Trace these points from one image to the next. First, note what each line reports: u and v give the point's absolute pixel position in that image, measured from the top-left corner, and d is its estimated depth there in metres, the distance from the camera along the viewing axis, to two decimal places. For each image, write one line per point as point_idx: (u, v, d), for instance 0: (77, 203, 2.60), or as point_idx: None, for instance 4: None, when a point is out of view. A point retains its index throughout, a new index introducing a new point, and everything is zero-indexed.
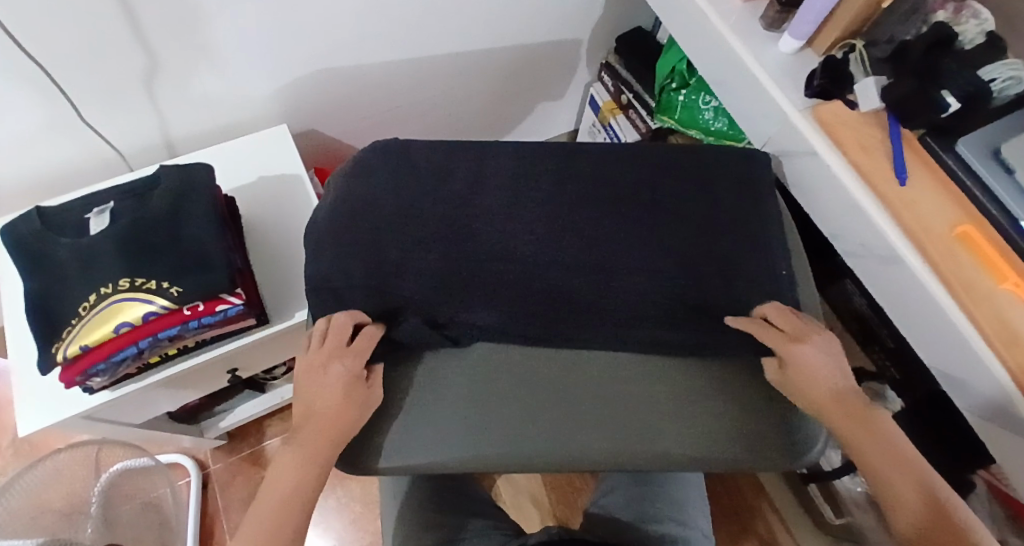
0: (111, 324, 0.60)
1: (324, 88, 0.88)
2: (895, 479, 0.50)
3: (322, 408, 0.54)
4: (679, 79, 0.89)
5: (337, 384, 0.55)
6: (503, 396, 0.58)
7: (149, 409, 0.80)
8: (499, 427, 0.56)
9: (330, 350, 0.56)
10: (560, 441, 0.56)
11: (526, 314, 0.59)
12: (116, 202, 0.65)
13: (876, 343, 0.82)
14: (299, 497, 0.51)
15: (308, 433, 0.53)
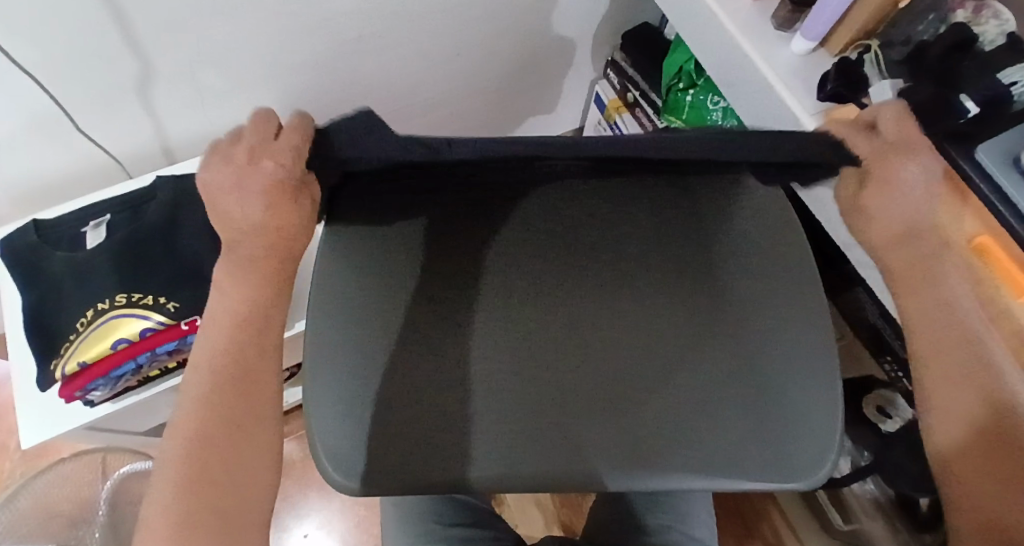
0: (108, 341, 0.59)
1: (322, 90, 0.86)
2: (952, 389, 0.51)
3: (249, 218, 0.44)
4: (686, 79, 0.87)
5: (261, 190, 0.43)
6: (488, 402, 0.54)
7: (151, 418, 0.80)
8: (479, 442, 0.52)
9: (253, 146, 0.43)
10: (556, 458, 0.52)
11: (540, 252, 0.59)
12: (113, 216, 0.65)
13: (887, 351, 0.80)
14: (240, 379, 0.44)
15: (256, 260, 0.45)
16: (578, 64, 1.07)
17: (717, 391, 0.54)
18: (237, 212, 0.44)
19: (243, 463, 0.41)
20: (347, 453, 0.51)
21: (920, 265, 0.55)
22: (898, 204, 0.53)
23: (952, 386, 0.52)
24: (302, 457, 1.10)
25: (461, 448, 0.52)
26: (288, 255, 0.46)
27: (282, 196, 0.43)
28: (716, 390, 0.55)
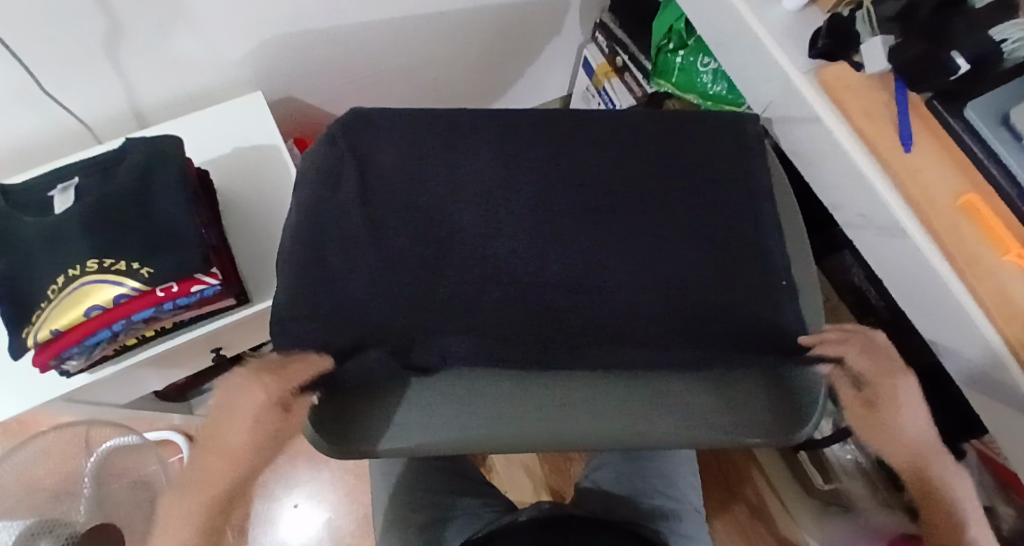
0: (82, 307, 0.57)
1: (299, 51, 0.83)
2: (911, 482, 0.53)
3: (241, 441, 0.49)
4: (676, 39, 0.85)
5: (248, 422, 0.49)
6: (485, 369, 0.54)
7: (133, 390, 0.79)
8: (477, 402, 0.53)
9: (266, 382, 0.50)
10: (545, 418, 0.52)
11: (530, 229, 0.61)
12: (82, 179, 0.62)
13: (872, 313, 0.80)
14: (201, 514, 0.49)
15: (233, 428, 0.50)
16: (566, 29, 1.05)
17: (707, 342, 0.56)
18: (245, 433, 0.49)
19: None
20: (330, 411, 0.53)
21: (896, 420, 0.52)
22: (915, 417, 0.52)
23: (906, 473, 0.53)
24: None
25: (425, 410, 0.53)
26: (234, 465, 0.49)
27: (273, 444, 0.50)
28: (721, 340, 0.56)
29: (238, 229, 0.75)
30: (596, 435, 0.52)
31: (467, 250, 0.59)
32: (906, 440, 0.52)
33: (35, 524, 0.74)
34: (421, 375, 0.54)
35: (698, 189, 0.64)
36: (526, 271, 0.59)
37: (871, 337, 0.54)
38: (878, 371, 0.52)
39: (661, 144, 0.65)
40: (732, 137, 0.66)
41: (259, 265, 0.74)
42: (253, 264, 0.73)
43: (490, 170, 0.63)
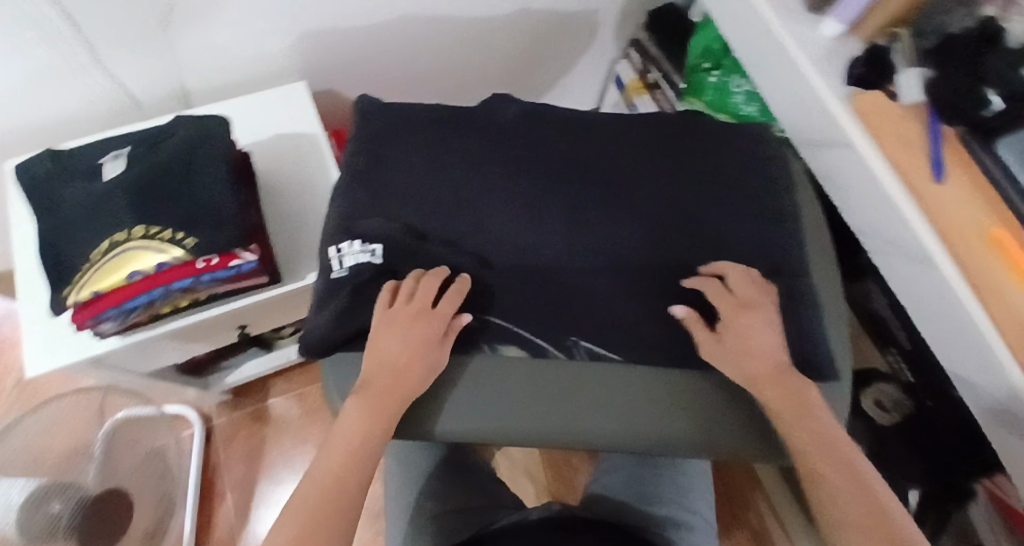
0: (125, 272, 0.58)
1: (344, 44, 0.85)
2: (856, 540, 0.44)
3: (398, 352, 0.52)
4: (713, 58, 0.85)
5: (408, 324, 0.53)
6: (512, 362, 0.55)
7: (157, 359, 0.80)
8: (504, 397, 0.54)
9: (415, 307, 0.54)
10: (563, 419, 0.53)
11: (559, 212, 0.60)
12: (132, 148, 0.64)
13: (893, 343, 0.81)
14: (342, 476, 0.49)
15: (376, 384, 0.51)
16: (601, 41, 1.07)
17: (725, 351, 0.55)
18: (403, 372, 0.52)
19: None
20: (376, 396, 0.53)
21: (844, 457, 0.47)
22: (767, 338, 0.53)
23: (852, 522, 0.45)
24: (299, 415, 1.10)
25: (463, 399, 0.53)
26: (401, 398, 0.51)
27: (420, 348, 0.53)
28: None
29: (276, 211, 0.77)
30: (609, 438, 0.53)
31: (495, 234, 0.59)
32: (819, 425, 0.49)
33: (52, 483, 0.78)
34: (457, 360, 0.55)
35: (734, 193, 0.61)
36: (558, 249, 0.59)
37: (750, 277, 0.56)
38: (740, 301, 0.54)
39: None
40: None
41: (292, 248, 0.76)
42: (288, 246, 0.75)
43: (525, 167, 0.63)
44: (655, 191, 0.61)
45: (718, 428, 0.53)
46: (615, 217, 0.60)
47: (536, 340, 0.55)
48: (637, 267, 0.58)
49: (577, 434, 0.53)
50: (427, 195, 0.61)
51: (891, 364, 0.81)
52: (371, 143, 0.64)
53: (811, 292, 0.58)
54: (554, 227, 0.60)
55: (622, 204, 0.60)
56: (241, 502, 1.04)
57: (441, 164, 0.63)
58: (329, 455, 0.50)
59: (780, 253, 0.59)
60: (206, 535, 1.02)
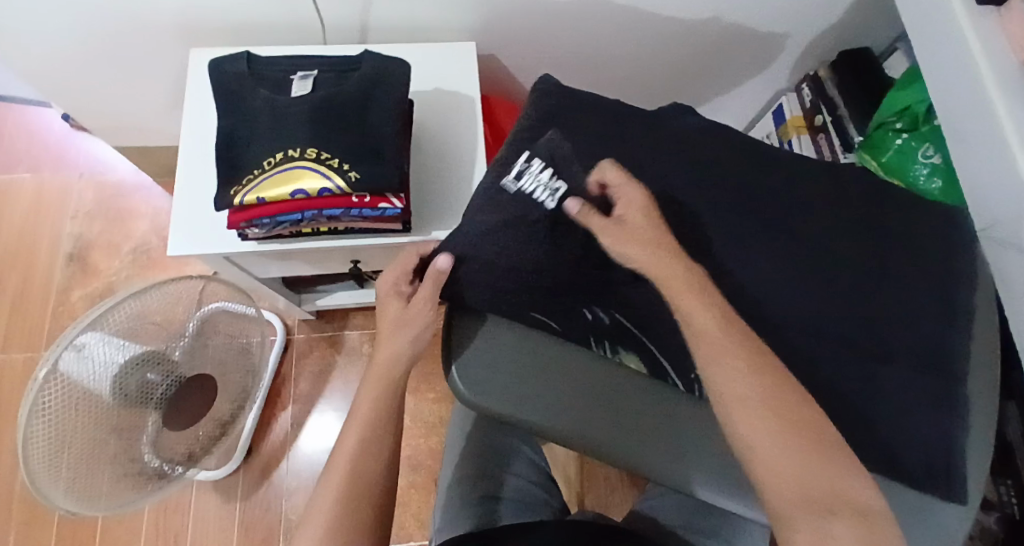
0: (288, 189, 0.61)
1: (524, 15, 0.85)
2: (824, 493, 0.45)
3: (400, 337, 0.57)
4: (908, 119, 0.79)
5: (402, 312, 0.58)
6: (623, 382, 0.55)
7: (273, 268, 0.84)
8: (609, 412, 0.53)
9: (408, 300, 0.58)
10: (662, 449, 0.52)
11: (713, 245, 0.59)
12: (320, 72, 0.66)
13: (1011, 474, 0.77)
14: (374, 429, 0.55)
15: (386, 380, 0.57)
16: (772, 70, 1.03)
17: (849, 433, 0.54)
18: (393, 360, 0.57)
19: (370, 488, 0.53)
20: (485, 370, 0.53)
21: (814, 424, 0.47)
22: (632, 246, 0.54)
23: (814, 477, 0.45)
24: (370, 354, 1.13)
25: (565, 399, 0.53)
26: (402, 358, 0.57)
27: (402, 328, 0.57)
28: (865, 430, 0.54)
29: (422, 157, 0.79)
30: (706, 483, 0.51)
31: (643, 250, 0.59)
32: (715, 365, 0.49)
33: (148, 353, 0.81)
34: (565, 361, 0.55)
35: (896, 276, 0.58)
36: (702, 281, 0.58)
37: (617, 174, 0.58)
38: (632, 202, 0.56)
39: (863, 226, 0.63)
40: None
41: (426, 201, 0.77)
42: (423, 198, 0.77)
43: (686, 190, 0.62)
44: (814, 252, 0.59)
45: (695, 463, 0.52)
46: (765, 268, 0.58)
47: (661, 360, 0.56)
48: (777, 324, 0.57)
49: (673, 471, 0.52)
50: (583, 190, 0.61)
51: (1003, 494, 0.78)
52: (541, 123, 0.64)
53: (954, 400, 0.55)
54: (704, 258, 0.59)
55: (779, 253, 0.59)
56: (301, 415, 1.09)
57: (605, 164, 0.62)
58: (363, 410, 0.56)
59: (928, 351, 0.56)
60: (262, 436, 1.08)
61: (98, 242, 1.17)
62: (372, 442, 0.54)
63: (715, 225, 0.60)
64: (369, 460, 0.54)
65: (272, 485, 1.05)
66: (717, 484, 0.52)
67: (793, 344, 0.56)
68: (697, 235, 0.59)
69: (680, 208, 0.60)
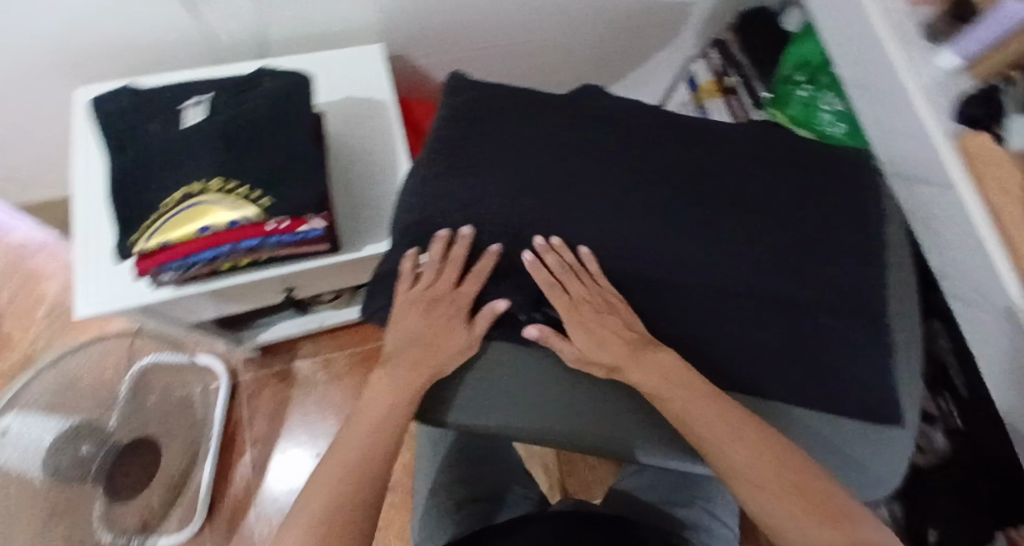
0: (195, 225, 0.57)
1: (426, 13, 0.83)
2: (777, 503, 0.46)
3: (410, 332, 0.56)
4: (807, 72, 0.80)
5: (422, 312, 0.57)
6: (573, 374, 0.56)
7: (202, 310, 0.79)
8: (561, 403, 0.55)
9: (436, 286, 0.57)
10: (612, 427, 0.55)
11: (646, 220, 0.58)
12: (215, 97, 0.62)
13: (948, 388, 0.80)
14: (364, 456, 0.50)
15: (405, 361, 0.55)
16: (679, 39, 1.04)
17: (799, 384, 0.56)
18: (400, 343, 0.56)
19: (347, 521, 0.47)
20: (436, 387, 0.56)
21: (748, 420, 0.50)
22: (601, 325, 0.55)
23: (761, 480, 0.47)
24: (324, 380, 1.09)
25: (516, 398, 0.55)
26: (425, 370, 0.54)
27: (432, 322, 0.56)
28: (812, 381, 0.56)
29: (338, 173, 0.75)
30: (651, 450, 0.55)
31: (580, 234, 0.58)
32: (669, 383, 0.52)
33: None
34: (515, 365, 0.56)
35: (823, 223, 0.59)
36: (643, 258, 0.57)
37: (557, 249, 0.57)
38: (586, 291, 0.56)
39: None
40: None
41: (352, 217, 0.74)
42: (348, 215, 0.74)
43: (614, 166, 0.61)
44: (742, 209, 0.59)
45: (644, 436, 0.55)
46: (701, 233, 0.58)
47: None
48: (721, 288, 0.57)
49: (623, 446, 0.55)
50: (507, 182, 0.58)
51: (942, 408, 0.81)
52: (458, 121, 0.62)
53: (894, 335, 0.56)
54: (639, 234, 0.58)
55: (711, 217, 0.59)
56: (260, 457, 1.04)
57: (525, 153, 0.60)
58: (359, 427, 0.53)
59: (863, 292, 0.58)
60: (224, 484, 1.03)
61: (9, 308, 1.08)
62: (360, 465, 0.50)
63: (647, 198, 0.59)
64: (356, 492, 0.48)
65: (241, 534, 1.00)
66: (666, 450, 0.55)
67: (739, 305, 0.56)
68: (628, 212, 0.58)
69: (609, 188, 0.59)
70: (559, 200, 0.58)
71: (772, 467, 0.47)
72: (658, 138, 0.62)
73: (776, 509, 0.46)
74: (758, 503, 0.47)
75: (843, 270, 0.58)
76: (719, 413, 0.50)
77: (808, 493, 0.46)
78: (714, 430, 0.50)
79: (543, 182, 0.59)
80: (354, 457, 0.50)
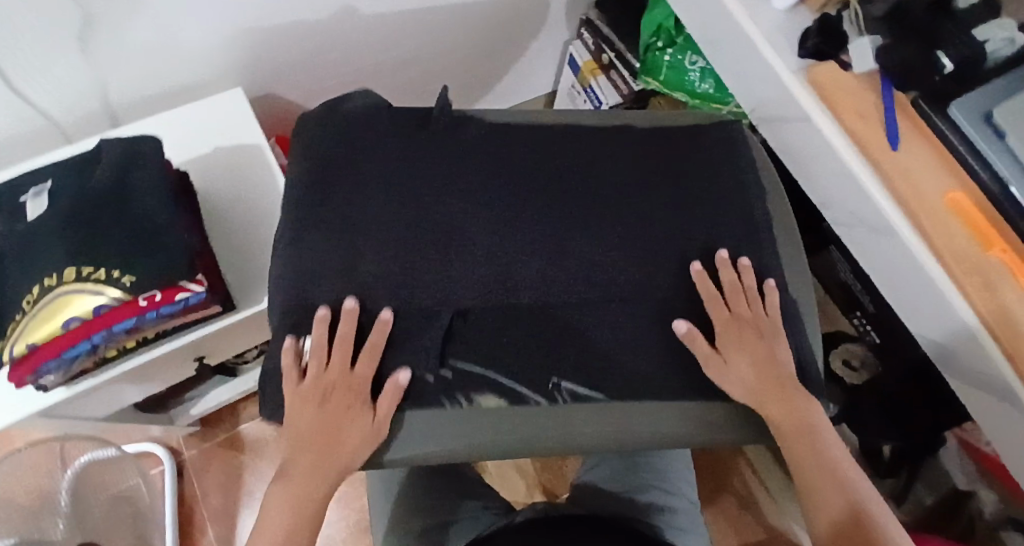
0: (59, 319, 0.55)
1: (281, 49, 0.80)
2: (791, 423, 0.52)
3: (309, 416, 0.51)
4: (665, 36, 0.83)
5: (318, 403, 0.51)
6: (501, 388, 0.52)
7: (115, 401, 0.76)
8: (499, 419, 0.51)
9: (326, 375, 0.52)
10: (557, 429, 0.52)
11: (525, 216, 0.57)
12: (57, 182, 0.59)
13: (859, 307, 0.87)
14: (292, 528, 0.49)
15: (310, 454, 0.50)
16: (550, 25, 1.04)
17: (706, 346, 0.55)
18: (303, 421, 0.50)
19: None
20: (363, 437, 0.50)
21: (764, 348, 0.56)
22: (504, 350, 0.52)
23: (786, 402, 0.53)
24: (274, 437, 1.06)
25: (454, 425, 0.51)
26: (337, 438, 0.50)
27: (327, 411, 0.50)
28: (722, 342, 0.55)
29: (221, 231, 0.73)
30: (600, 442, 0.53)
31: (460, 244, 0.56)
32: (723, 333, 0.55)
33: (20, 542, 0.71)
34: (441, 392, 0.51)
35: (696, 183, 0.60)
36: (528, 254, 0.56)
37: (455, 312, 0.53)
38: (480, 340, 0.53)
39: (659, 142, 0.64)
40: (727, 137, 0.66)
41: (243, 273, 0.71)
42: (238, 272, 0.71)
43: (483, 168, 0.60)
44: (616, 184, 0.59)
45: (594, 430, 0.52)
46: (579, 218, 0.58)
47: (516, 385, 0.52)
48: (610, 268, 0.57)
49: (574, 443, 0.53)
50: (375, 207, 0.57)
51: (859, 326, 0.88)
52: (316, 156, 0.59)
53: None
54: (519, 231, 0.57)
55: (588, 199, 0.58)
56: (222, 532, 1.01)
57: (390, 175, 0.58)
58: (279, 495, 0.50)
59: None
60: None
61: None
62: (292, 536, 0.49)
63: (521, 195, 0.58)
64: None
65: None
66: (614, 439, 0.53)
67: (632, 280, 0.56)
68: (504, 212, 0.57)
69: (480, 192, 0.58)
70: (432, 215, 0.57)
71: (787, 392, 0.53)
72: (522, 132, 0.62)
73: (785, 427, 0.52)
74: (778, 422, 0.52)
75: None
76: (738, 345, 0.55)
77: (806, 413, 0.53)
78: (743, 360, 0.54)
79: (412, 201, 0.57)
80: (280, 529, 0.49)
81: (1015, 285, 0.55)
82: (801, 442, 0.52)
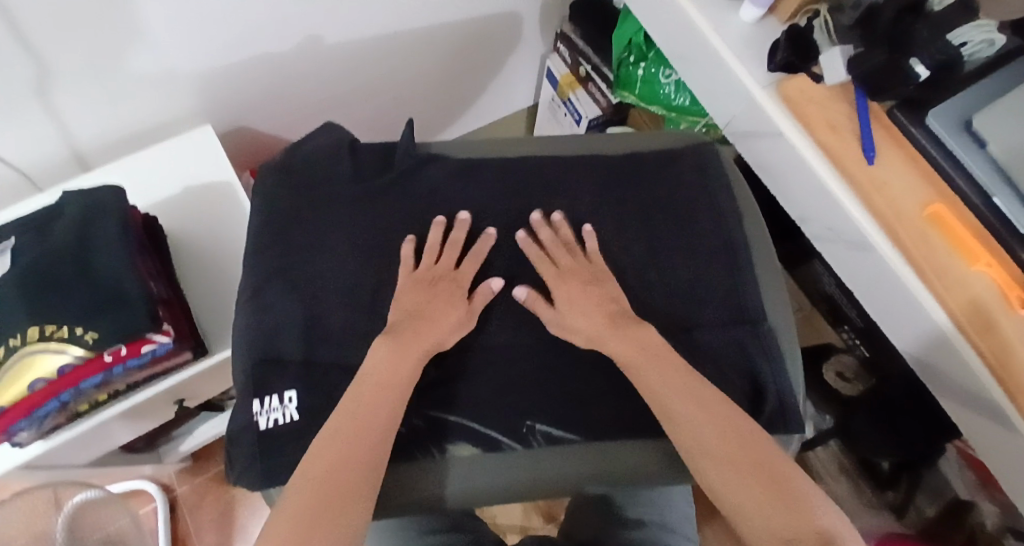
0: (25, 380, 0.54)
1: (247, 85, 0.79)
2: (702, 437, 0.45)
3: (391, 339, 0.50)
4: (637, 51, 0.82)
5: (426, 289, 0.53)
6: (489, 441, 0.51)
7: (106, 444, 0.74)
8: (493, 468, 0.51)
9: (440, 266, 0.55)
10: (553, 475, 0.52)
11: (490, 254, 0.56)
12: (18, 238, 0.59)
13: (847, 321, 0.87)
14: (353, 459, 0.44)
15: (380, 365, 0.49)
16: (525, 39, 1.02)
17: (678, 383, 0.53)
18: (386, 341, 0.50)
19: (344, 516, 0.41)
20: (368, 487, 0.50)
21: (692, 355, 0.51)
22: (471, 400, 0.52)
23: (701, 425, 0.46)
24: None
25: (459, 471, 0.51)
26: (407, 368, 0.49)
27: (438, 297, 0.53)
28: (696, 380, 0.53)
29: (191, 274, 0.72)
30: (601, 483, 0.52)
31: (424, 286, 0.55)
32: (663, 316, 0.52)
33: None
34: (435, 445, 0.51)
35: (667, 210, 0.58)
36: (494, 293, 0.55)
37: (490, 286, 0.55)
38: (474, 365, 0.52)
39: (629, 168, 0.63)
40: (699, 157, 0.64)
41: (216, 317, 0.70)
42: (210, 316, 0.70)
43: (447, 208, 0.58)
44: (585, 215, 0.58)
45: (595, 473, 0.52)
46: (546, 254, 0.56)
47: (490, 432, 0.51)
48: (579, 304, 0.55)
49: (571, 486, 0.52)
50: (336, 253, 0.55)
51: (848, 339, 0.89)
52: (277, 202, 0.58)
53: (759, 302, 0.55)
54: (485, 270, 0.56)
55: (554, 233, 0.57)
56: None
57: (351, 218, 0.57)
58: (334, 434, 0.45)
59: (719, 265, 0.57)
60: None
61: None
62: (345, 470, 0.43)
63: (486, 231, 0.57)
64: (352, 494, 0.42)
65: None
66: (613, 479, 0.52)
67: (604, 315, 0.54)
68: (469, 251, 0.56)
69: (443, 232, 0.57)
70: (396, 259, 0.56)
71: (721, 419, 0.46)
72: (487, 167, 0.61)
73: (700, 431, 0.46)
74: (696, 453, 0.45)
75: (687, 260, 0.57)
76: (675, 349, 0.51)
77: (733, 441, 0.44)
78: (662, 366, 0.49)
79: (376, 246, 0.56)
80: (332, 461, 0.43)
81: (1001, 299, 0.53)
82: (725, 470, 0.44)
